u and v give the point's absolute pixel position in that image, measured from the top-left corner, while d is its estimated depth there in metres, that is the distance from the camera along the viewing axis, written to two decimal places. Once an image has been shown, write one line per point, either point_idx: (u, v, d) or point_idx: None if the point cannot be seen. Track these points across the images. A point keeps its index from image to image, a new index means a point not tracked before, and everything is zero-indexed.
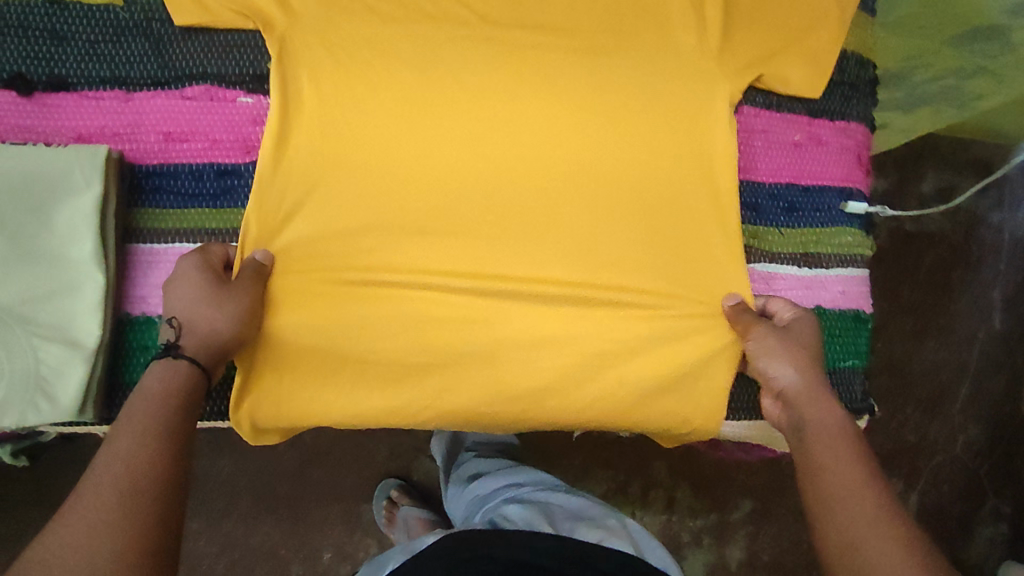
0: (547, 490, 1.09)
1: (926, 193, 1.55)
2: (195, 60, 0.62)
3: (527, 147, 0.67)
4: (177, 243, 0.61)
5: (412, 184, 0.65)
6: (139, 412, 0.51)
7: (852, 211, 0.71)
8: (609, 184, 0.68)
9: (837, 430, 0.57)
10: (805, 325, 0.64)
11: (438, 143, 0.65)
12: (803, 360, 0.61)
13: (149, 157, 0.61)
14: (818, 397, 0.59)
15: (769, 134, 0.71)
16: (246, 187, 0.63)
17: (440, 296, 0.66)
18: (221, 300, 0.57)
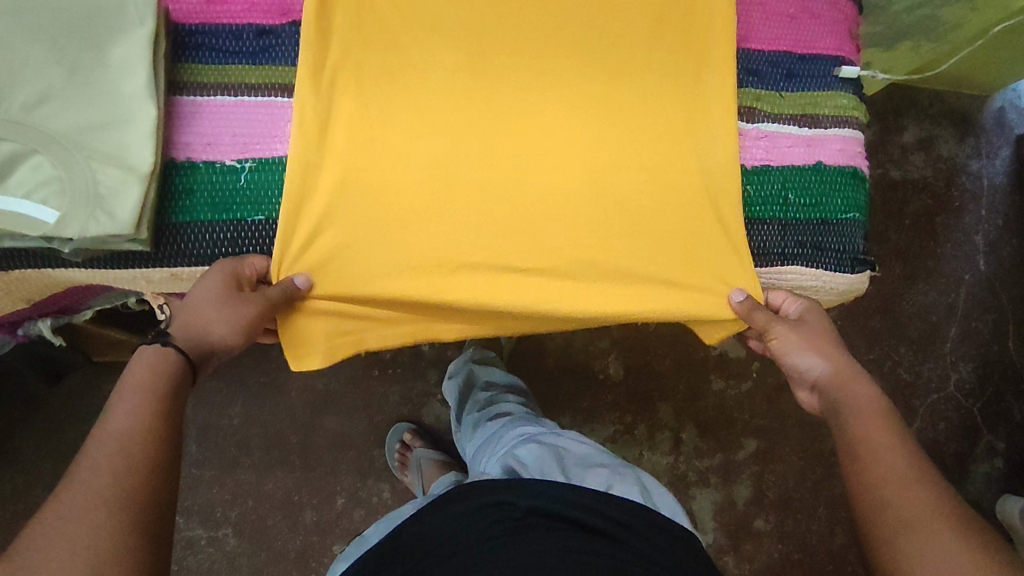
0: (555, 433, 1.01)
1: (906, 144, 1.63)
2: None
3: (540, 21, 0.71)
4: (217, 95, 0.64)
5: (435, 51, 0.69)
6: (127, 402, 0.55)
7: (846, 76, 0.77)
8: (623, 47, 0.72)
9: (872, 405, 0.66)
10: (818, 311, 0.73)
11: (459, 14, 0.70)
12: (824, 346, 0.71)
13: (192, 17, 0.65)
14: (851, 378, 0.69)
15: (766, 7, 0.77)
16: (283, 46, 0.66)
17: (462, 159, 0.68)
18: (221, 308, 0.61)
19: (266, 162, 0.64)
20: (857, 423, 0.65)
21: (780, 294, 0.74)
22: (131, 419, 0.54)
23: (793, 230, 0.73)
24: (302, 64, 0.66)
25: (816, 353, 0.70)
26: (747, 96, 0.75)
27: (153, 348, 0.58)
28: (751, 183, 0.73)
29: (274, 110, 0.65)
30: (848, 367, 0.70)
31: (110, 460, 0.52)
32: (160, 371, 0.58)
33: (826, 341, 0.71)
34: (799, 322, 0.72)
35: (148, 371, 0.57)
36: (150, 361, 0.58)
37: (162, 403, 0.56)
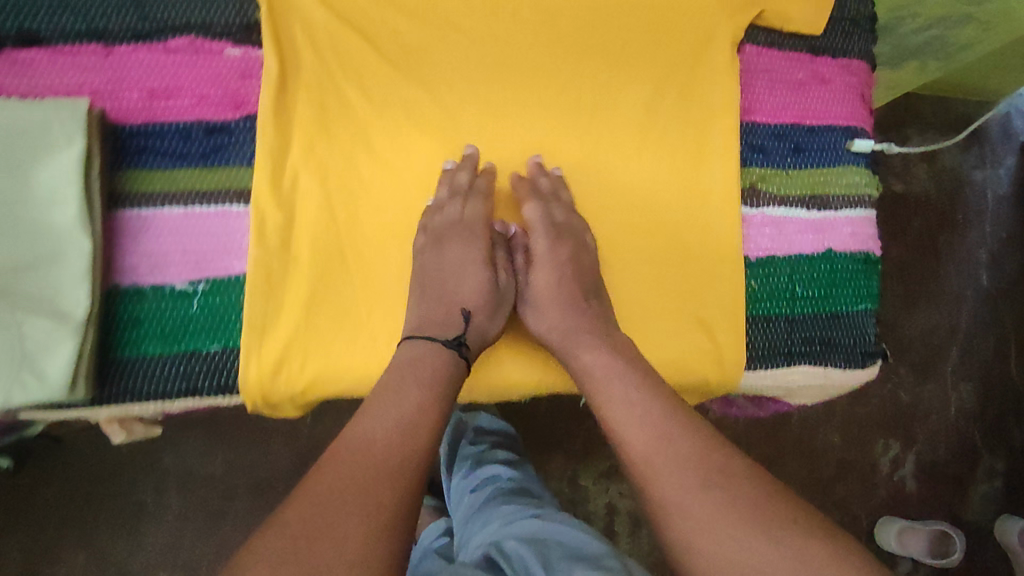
0: (543, 518, 0.88)
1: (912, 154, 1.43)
2: (176, 11, 0.59)
3: (527, 98, 0.64)
4: (166, 207, 0.57)
5: (408, 137, 0.62)
6: (411, 382, 0.54)
7: (857, 151, 0.70)
8: (616, 124, 0.65)
9: (605, 371, 0.58)
10: (569, 224, 0.64)
11: (435, 94, 0.62)
12: (567, 287, 0.63)
13: (133, 116, 0.57)
14: (608, 338, 0.60)
15: (773, 74, 0.69)
16: (237, 145, 0.59)
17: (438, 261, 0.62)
18: (497, 297, 0.64)
19: (221, 283, 0.58)
20: (592, 387, 0.58)
21: (530, 210, 0.64)
22: (409, 409, 0.52)
23: (800, 327, 0.68)
24: (258, 167, 0.58)
25: (552, 303, 0.64)
26: (751, 176, 0.68)
27: (439, 352, 0.56)
28: (754, 278, 0.67)
29: (229, 220, 0.59)
30: (588, 314, 0.62)
31: (377, 450, 0.49)
32: (449, 363, 0.57)
33: (580, 271, 0.64)
34: (540, 254, 0.66)
35: (433, 363, 0.56)
36: (433, 359, 0.56)
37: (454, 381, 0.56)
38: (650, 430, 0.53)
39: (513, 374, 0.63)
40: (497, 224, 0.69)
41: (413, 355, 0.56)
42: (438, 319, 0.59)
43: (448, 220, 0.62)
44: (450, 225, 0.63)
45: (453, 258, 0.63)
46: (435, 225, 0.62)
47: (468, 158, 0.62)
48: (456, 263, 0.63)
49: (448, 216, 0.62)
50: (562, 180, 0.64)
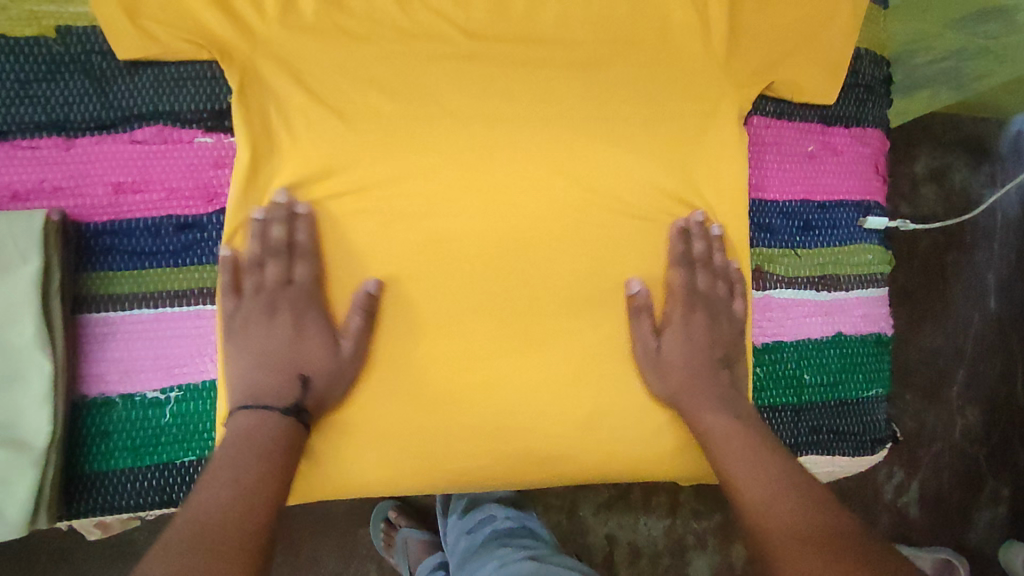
0: None
1: (917, 177, 1.17)
2: (144, 99, 0.56)
3: (520, 179, 0.60)
4: (135, 310, 0.54)
5: (394, 225, 0.58)
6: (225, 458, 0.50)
7: (869, 227, 0.67)
8: (613, 205, 0.62)
9: (739, 436, 0.57)
10: (711, 292, 0.62)
11: (422, 178, 0.59)
12: (697, 357, 0.61)
13: (98, 213, 0.54)
14: (733, 404, 0.59)
15: (781, 147, 0.66)
16: (210, 241, 0.56)
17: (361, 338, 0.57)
18: (345, 363, 0.56)
19: (194, 389, 0.55)
20: (717, 454, 0.57)
21: (675, 274, 0.61)
22: (234, 479, 0.48)
23: (809, 416, 0.64)
24: (234, 266, 0.55)
25: (677, 372, 0.60)
26: (757, 257, 0.65)
27: (256, 415, 0.52)
28: (760, 366, 0.64)
29: (202, 321, 0.56)
30: (719, 384, 0.60)
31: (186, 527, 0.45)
32: (283, 436, 0.52)
33: (712, 339, 0.62)
34: (676, 320, 0.61)
35: (248, 435, 0.51)
36: (251, 427, 0.52)
37: (280, 453, 0.51)
38: (765, 489, 0.53)
39: (377, 472, 0.58)
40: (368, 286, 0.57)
41: (243, 428, 0.52)
42: (273, 387, 0.54)
43: (268, 281, 0.55)
44: (270, 288, 0.55)
45: (277, 322, 0.55)
46: (252, 284, 0.56)
47: (276, 208, 0.56)
48: (283, 338, 0.55)
49: (264, 276, 0.56)
50: (720, 239, 0.63)
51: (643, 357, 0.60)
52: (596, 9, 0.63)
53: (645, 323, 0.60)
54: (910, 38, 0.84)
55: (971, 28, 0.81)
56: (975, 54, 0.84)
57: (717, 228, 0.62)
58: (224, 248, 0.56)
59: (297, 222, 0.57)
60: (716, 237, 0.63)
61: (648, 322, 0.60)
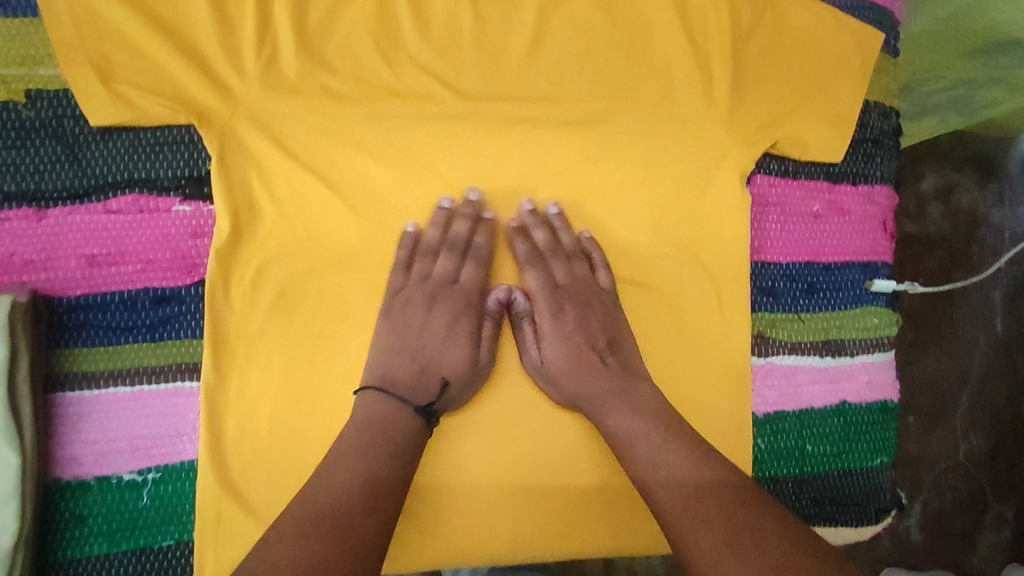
0: None
1: (923, 195, 0.97)
2: (119, 166, 0.53)
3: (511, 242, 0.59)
4: (109, 389, 0.52)
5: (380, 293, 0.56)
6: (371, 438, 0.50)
7: (878, 290, 0.65)
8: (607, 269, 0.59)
9: (642, 432, 0.52)
10: (574, 278, 0.58)
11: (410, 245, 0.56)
12: (578, 349, 0.57)
13: (70, 287, 0.52)
14: (632, 393, 0.55)
15: (785, 207, 0.63)
16: (188, 314, 0.54)
17: (493, 344, 0.57)
18: (477, 360, 0.56)
19: (171, 470, 0.53)
20: (624, 456, 0.53)
21: (531, 277, 0.58)
22: (372, 463, 0.48)
23: (810, 486, 0.62)
24: (209, 342, 0.53)
25: (568, 373, 0.56)
26: (759, 321, 0.62)
27: (388, 403, 0.52)
28: (761, 435, 0.62)
29: (180, 399, 0.54)
30: (609, 373, 0.56)
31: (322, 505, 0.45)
32: (413, 433, 0.51)
33: (591, 328, 0.58)
34: (545, 319, 0.58)
35: (387, 417, 0.51)
36: (383, 412, 0.51)
37: (411, 447, 0.51)
38: (676, 469, 0.50)
39: (479, 467, 0.56)
40: (497, 294, 0.58)
41: (369, 415, 0.51)
42: (408, 383, 0.54)
43: (437, 273, 0.57)
44: (434, 279, 0.57)
45: (433, 314, 0.56)
46: (420, 270, 0.57)
47: (473, 205, 0.57)
48: (435, 331, 0.56)
49: (433, 267, 0.57)
50: (561, 217, 0.59)
51: (531, 369, 0.57)
52: (593, 64, 0.60)
53: (527, 328, 0.58)
54: (920, 66, 0.80)
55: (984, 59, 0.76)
56: (984, 84, 0.79)
57: (553, 208, 0.59)
58: (410, 227, 0.57)
59: (482, 225, 0.58)
60: (555, 218, 0.59)
61: (530, 328, 0.58)
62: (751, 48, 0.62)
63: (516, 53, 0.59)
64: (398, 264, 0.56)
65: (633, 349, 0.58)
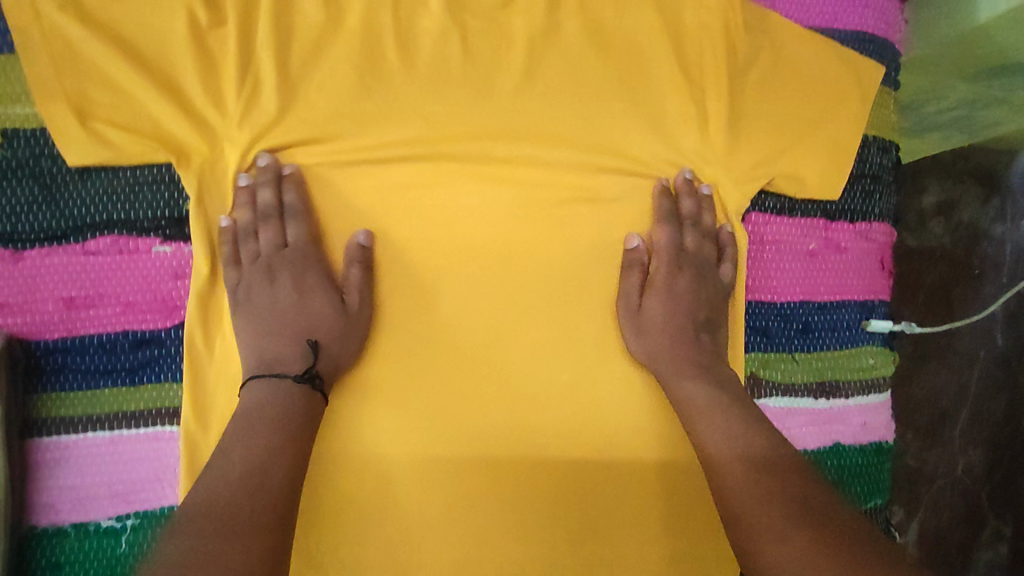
0: None
1: (925, 209, 0.90)
2: (98, 206, 0.52)
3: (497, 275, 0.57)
4: (87, 434, 0.52)
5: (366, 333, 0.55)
6: (258, 422, 0.48)
7: (874, 330, 0.64)
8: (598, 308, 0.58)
9: (719, 399, 0.53)
10: (699, 253, 0.60)
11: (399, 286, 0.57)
12: (682, 316, 0.58)
13: (47, 330, 0.51)
14: (715, 372, 0.56)
15: (781, 245, 0.62)
16: (168, 357, 0.53)
17: (368, 292, 0.55)
18: (353, 320, 0.54)
19: (150, 517, 0.52)
20: (692, 420, 0.53)
21: (661, 232, 0.59)
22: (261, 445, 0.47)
23: None
24: (190, 387, 0.52)
25: (658, 331, 0.57)
26: (753, 362, 0.61)
27: (266, 382, 0.50)
28: None
29: (160, 443, 0.53)
30: (700, 347, 0.57)
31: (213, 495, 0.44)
32: (295, 402, 0.50)
33: (697, 302, 0.59)
34: (659, 279, 0.59)
35: (267, 401, 0.50)
36: (262, 396, 0.50)
37: (296, 419, 0.50)
38: (739, 432, 0.50)
39: (393, 437, 0.54)
40: (357, 237, 0.56)
41: (253, 400, 0.50)
42: (284, 354, 0.53)
43: (264, 245, 0.54)
44: (268, 253, 0.54)
45: (279, 283, 0.54)
46: (249, 252, 0.54)
47: (265, 170, 0.54)
48: (289, 296, 0.54)
49: (258, 241, 0.55)
50: (709, 198, 0.60)
51: (623, 311, 0.58)
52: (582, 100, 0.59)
53: (634, 276, 0.58)
54: (919, 88, 0.78)
55: (987, 81, 0.75)
56: (989, 104, 0.78)
57: (706, 187, 0.60)
58: (224, 220, 0.54)
59: (285, 183, 0.55)
60: (704, 197, 0.60)
61: (637, 276, 0.58)
62: (745, 83, 0.61)
63: (503, 89, 0.58)
64: (228, 260, 0.54)
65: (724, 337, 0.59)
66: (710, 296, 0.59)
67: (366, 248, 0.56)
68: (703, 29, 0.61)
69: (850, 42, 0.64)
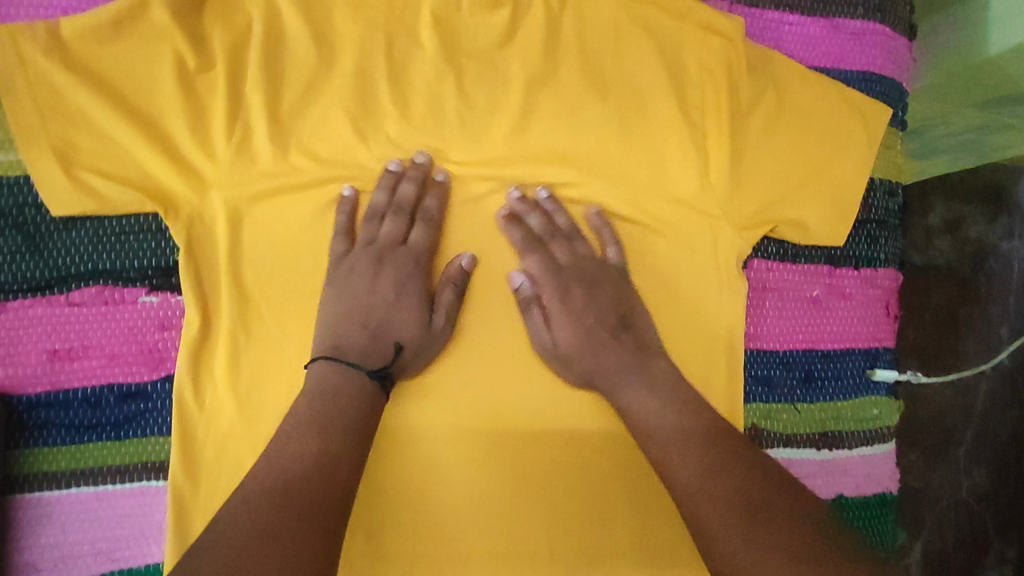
0: None
1: (931, 227, 0.83)
2: (83, 257, 0.51)
3: (492, 325, 0.57)
4: (72, 490, 0.51)
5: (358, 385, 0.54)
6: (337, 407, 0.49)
7: (879, 379, 0.63)
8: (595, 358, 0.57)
9: (663, 408, 0.52)
10: (577, 256, 0.58)
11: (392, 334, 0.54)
12: (588, 328, 0.56)
13: (31, 384, 0.50)
14: (649, 368, 0.54)
15: (784, 292, 0.61)
16: (154, 411, 0.52)
17: (452, 313, 0.55)
18: (433, 325, 0.55)
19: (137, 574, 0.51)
20: (638, 433, 0.52)
21: (529, 261, 0.57)
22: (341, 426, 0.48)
23: None
24: (177, 443, 0.51)
25: (580, 352, 0.55)
26: (754, 413, 0.59)
27: (342, 368, 0.51)
28: None
29: (145, 499, 0.51)
30: (622, 352, 0.55)
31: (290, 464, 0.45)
32: (371, 398, 0.50)
33: (603, 308, 0.56)
34: (553, 302, 0.56)
35: (347, 386, 0.50)
36: (342, 380, 0.50)
37: (371, 410, 0.50)
38: (682, 423, 0.50)
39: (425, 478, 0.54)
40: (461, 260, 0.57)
41: (326, 385, 0.50)
42: (364, 348, 0.53)
43: (383, 237, 0.56)
44: (382, 243, 0.56)
45: (380, 276, 0.55)
46: (367, 234, 0.56)
47: (419, 167, 0.56)
48: (382, 291, 0.55)
49: (381, 230, 0.56)
50: (552, 199, 0.58)
51: (540, 350, 0.56)
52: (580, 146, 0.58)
53: (535, 312, 0.56)
54: (928, 115, 0.76)
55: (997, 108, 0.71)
56: (999, 129, 0.73)
57: (542, 191, 0.58)
58: (349, 190, 0.55)
59: (430, 189, 0.56)
60: (546, 202, 0.58)
61: (539, 314, 0.56)
62: (749, 126, 0.59)
63: (498, 132, 0.57)
64: (339, 231, 0.55)
65: (644, 323, 0.57)
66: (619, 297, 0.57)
67: (467, 271, 0.56)
68: (705, 71, 0.59)
69: (856, 82, 0.62)
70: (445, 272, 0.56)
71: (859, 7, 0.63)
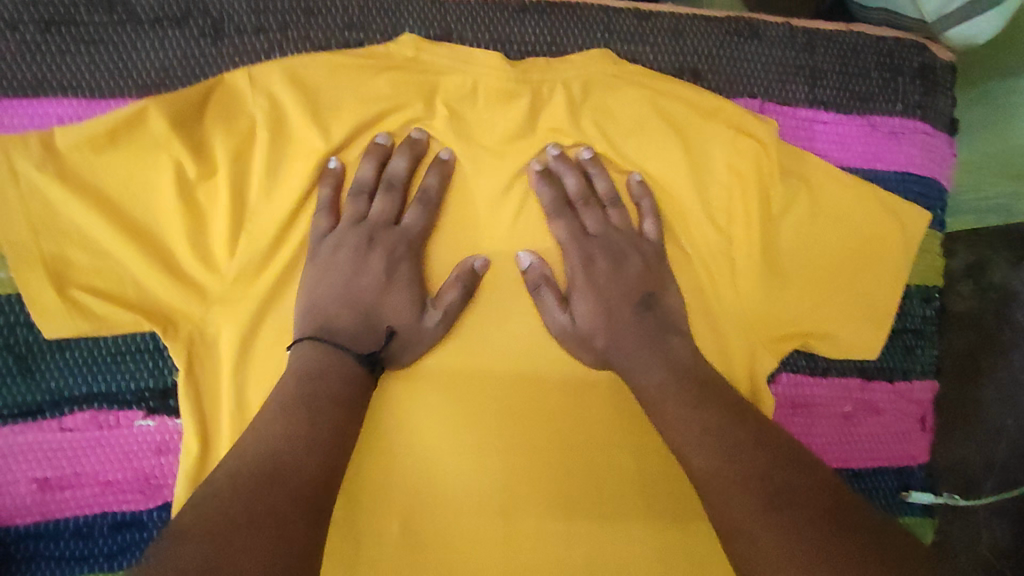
0: None
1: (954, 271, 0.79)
2: (77, 378, 0.49)
3: (511, 435, 0.52)
4: None
5: (368, 507, 0.51)
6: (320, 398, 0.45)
7: (913, 499, 0.61)
8: (622, 480, 0.53)
9: (666, 387, 0.48)
10: (621, 227, 0.55)
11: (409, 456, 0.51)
12: (610, 304, 0.53)
13: (21, 514, 0.48)
14: (664, 349, 0.51)
15: (814, 409, 0.58)
16: (147, 541, 0.50)
17: (453, 312, 0.52)
18: (424, 324, 0.51)
19: None
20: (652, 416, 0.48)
21: (567, 224, 0.54)
22: (317, 417, 0.45)
23: None
24: None
25: (599, 329, 0.52)
26: None
27: (324, 347, 0.48)
28: None
29: None
30: (633, 323, 0.52)
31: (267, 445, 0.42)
32: (346, 379, 0.47)
33: (631, 280, 0.53)
34: (576, 260, 0.53)
35: (326, 369, 0.47)
36: (319, 359, 0.48)
37: (354, 398, 0.47)
38: (691, 416, 0.46)
39: None
40: (474, 261, 0.53)
41: (309, 366, 0.47)
42: (353, 328, 0.50)
43: (375, 216, 0.52)
44: (375, 222, 0.52)
45: (369, 258, 0.51)
46: (354, 211, 0.52)
47: (415, 143, 0.53)
48: (374, 275, 0.51)
49: (372, 209, 0.53)
50: (595, 161, 0.55)
51: (546, 315, 0.53)
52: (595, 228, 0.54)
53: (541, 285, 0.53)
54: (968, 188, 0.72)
55: None
56: None
57: (586, 151, 0.54)
58: (336, 162, 0.52)
59: (434, 167, 0.53)
60: (588, 163, 0.55)
61: (570, 278, 0.53)
62: (781, 231, 0.56)
63: (511, 234, 0.54)
64: (323, 205, 0.52)
65: (670, 304, 0.53)
66: (646, 269, 0.54)
67: (478, 274, 0.53)
68: (733, 172, 0.56)
69: (893, 184, 0.59)
70: (456, 272, 0.52)
71: (898, 103, 0.59)
